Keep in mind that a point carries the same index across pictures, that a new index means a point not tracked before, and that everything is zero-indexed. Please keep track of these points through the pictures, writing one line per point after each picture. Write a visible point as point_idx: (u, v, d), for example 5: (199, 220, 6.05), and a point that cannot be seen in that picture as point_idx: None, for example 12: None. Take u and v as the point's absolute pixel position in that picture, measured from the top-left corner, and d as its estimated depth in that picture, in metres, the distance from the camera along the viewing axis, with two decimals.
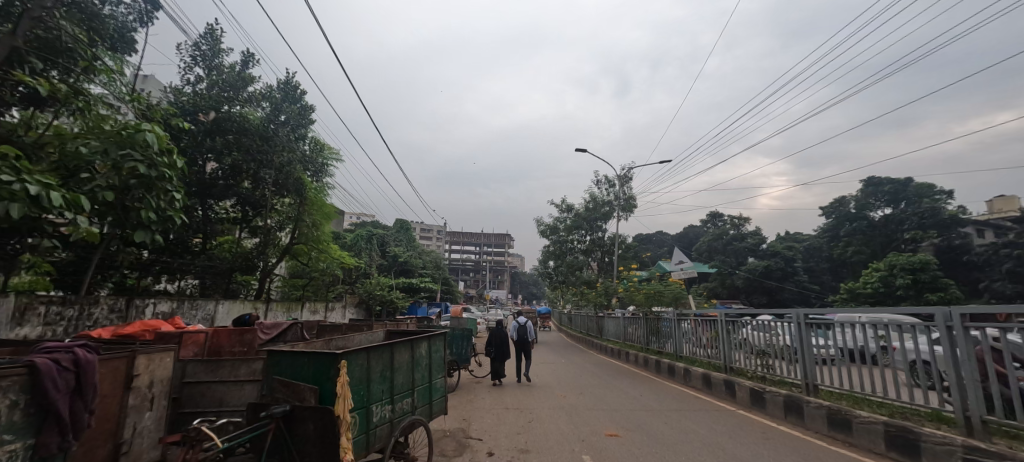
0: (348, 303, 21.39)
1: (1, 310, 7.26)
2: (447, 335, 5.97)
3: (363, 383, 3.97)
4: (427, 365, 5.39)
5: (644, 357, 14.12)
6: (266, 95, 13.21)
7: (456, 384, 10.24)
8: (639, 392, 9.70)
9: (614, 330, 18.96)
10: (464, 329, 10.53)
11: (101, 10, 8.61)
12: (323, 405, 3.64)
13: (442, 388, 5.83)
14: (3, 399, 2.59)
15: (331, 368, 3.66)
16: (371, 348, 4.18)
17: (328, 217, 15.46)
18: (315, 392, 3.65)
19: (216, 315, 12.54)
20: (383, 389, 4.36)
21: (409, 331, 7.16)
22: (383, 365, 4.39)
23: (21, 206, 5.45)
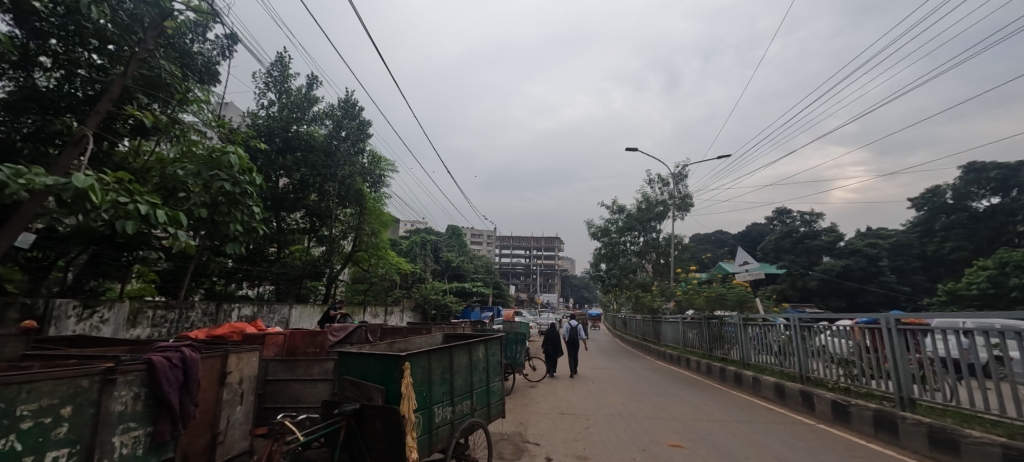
0: (406, 307, 22.29)
1: (119, 313, 8.39)
2: (503, 339, 6.07)
3: (425, 384, 4.17)
4: (484, 368, 5.52)
5: (707, 364, 13.49)
6: (328, 113, 14.25)
7: (512, 388, 10.35)
8: (703, 402, 9.24)
9: (673, 335, 18.28)
10: (520, 333, 10.64)
11: (191, 47, 9.71)
12: (388, 404, 3.85)
13: (499, 391, 5.94)
14: (127, 391, 3.03)
15: (395, 370, 3.87)
16: (432, 351, 4.36)
17: (386, 226, 16.25)
18: (382, 392, 3.85)
19: (290, 318, 13.61)
20: (444, 391, 4.53)
21: (465, 334, 7.34)
22: (443, 368, 4.56)
23: (134, 223, 6.30)
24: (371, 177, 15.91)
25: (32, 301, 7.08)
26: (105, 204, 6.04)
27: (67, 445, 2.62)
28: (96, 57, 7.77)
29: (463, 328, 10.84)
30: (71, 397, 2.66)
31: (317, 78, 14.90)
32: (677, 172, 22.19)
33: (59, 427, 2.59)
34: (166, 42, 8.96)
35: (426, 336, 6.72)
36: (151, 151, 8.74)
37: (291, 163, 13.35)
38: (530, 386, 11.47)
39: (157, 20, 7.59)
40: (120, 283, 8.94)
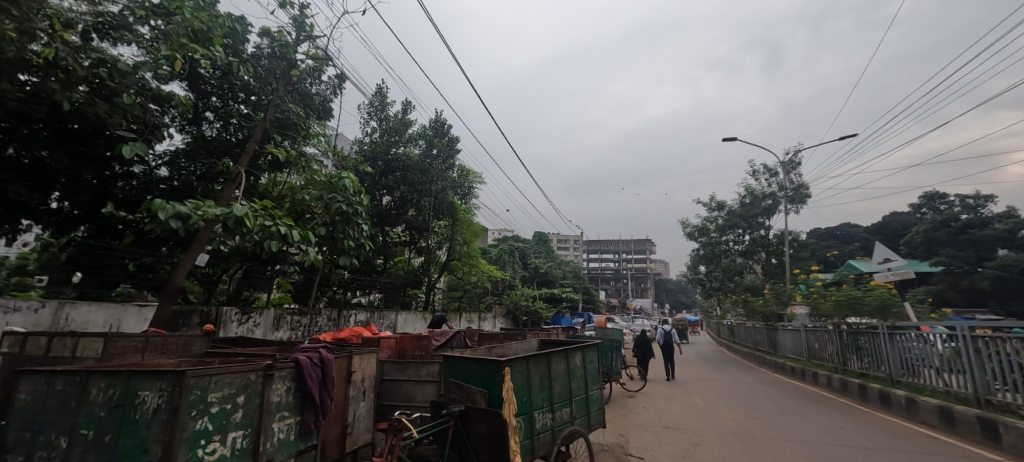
0: (498, 313, 22.94)
1: (267, 319, 9.98)
2: (599, 346, 6.02)
3: (525, 390, 4.31)
4: (582, 376, 5.53)
5: (841, 380, 11.85)
6: (421, 134, 15.46)
7: (611, 396, 10.10)
8: (840, 425, 8.09)
9: (794, 344, 16.44)
10: (616, 340, 10.38)
11: (310, 89, 11.30)
12: (491, 408, 4.06)
13: (598, 399, 5.89)
14: (281, 385, 3.63)
15: (496, 374, 4.08)
16: (530, 357, 4.50)
17: (476, 235, 17.01)
18: (485, 395, 4.09)
19: (397, 323, 14.89)
20: (543, 398, 4.64)
21: (560, 340, 7.39)
22: (541, 374, 4.67)
23: (276, 242, 7.47)
24: (461, 190, 16.82)
25: (208, 310, 8.71)
26: (256, 227, 7.26)
27: (240, 428, 3.24)
28: (244, 107, 9.43)
29: (556, 335, 10.93)
30: (243, 387, 3.28)
31: (411, 103, 16.25)
32: (786, 160, 19.97)
33: (236, 412, 3.21)
34: (292, 87, 10.53)
35: (522, 342, 6.90)
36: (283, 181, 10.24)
37: (392, 182, 14.68)
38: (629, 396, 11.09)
39: (285, 71, 8.89)
40: (266, 294, 10.59)
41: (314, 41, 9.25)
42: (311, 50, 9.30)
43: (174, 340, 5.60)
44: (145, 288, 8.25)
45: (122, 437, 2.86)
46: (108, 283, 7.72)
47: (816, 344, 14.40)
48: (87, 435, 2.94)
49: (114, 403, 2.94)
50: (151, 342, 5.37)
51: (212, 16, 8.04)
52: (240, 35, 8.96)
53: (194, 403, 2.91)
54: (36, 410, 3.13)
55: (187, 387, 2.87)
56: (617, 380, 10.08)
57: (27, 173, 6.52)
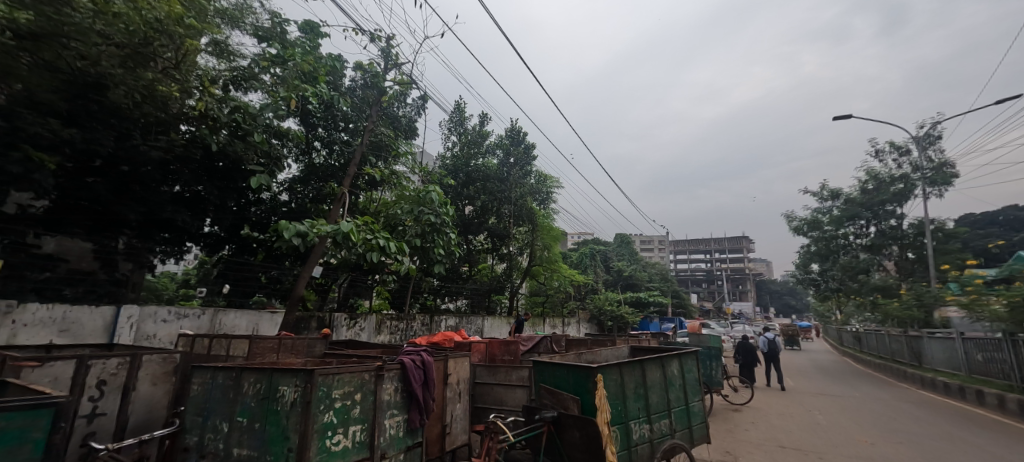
0: (582, 318, 22.56)
1: (369, 324, 11.02)
2: (698, 355, 5.71)
3: (619, 398, 4.26)
4: (681, 386, 5.29)
5: (1016, 401, 9.76)
6: (499, 143, 15.96)
7: (711, 408, 9.43)
8: (1014, 455, 6.70)
9: (946, 357, 14.10)
10: (716, 347, 9.68)
11: (398, 112, 12.29)
12: (584, 415, 4.07)
13: (700, 412, 5.57)
14: (390, 384, 4.01)
15: (588, 381, 4.09)
16: (623, 364, 4.43)
17: (557, 240, 17.03)
18: (577, 402, 4.10)
19: (483, 328, 15.41)
20: (639, 407, 4.53)
21: (654, 347, 7.11)
22: (636, 383, 4.57)
23: (376, 253, 8.20)
24: (540, 195, 17.01)
25: (322, 315, 9.84)
26: (360, 240, 8.05)
27: (359, 423, 3.65)
28: (345, 135, 10.58)
29: (647, 341, 10.53)
30: (360, 386, 3.69)
31: (488, 114, 16.86)
32: (919, 136, 17.15)
33: (355, 407, 3.62)
34: (383, 112, 11.55)
35: (611, 348, 6.78)
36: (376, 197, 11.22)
37: (474, 192, 15.32)
38: (732, 409, 10.25)
39: (377, 98, 9.74)
40: (368, 301, 11.64)
41: (400, 68, 10.07)
42: (397, 76, 10.13)
43: (300, 341, 6.42)
44: (273, 297, 9.51)
45: (268, 425, 3.38)
46: (248, 292, 8.98)
47: (980, 356, 12.14)
48: (242, 422, 3.52)
49: (260, 396, 3.49)
50: (283, 343, 6.22)
51: (316, 59, 9.19)
52: (339, 71, 10.08)
53: (322, 398, 3.36)
54: (204, 399, 3.83)
55: (316, 384, 3.32)
56: (718, 391, 9.39)
57: (189, 204, 8.07)
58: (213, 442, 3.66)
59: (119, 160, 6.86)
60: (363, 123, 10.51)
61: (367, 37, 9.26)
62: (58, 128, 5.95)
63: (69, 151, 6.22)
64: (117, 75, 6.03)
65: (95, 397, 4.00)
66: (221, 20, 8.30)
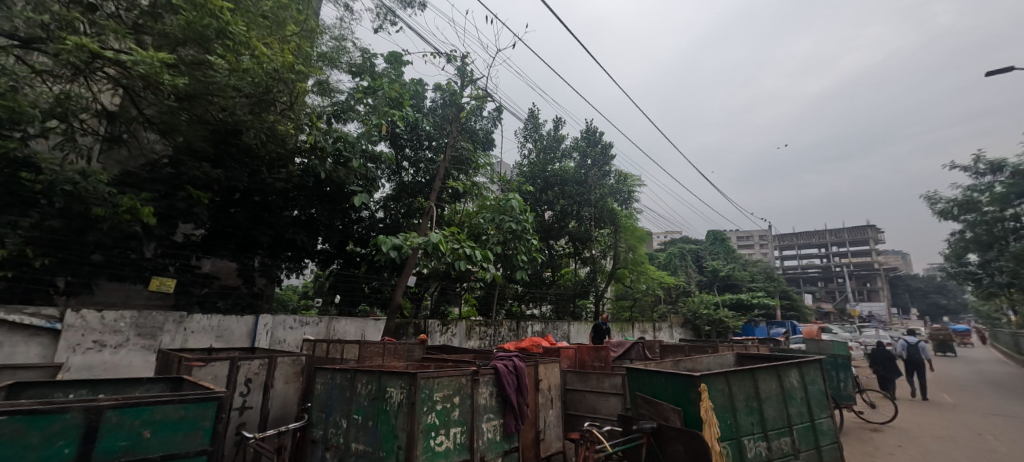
0: (674, 323, 21.18)
1: (460, 329, 11.58)
2: (821, 364, 5.13)
3: (728, 411, 4.01)
4: (803, 399, 4.79)
5: None
6: (575, 146, 15.94)
7: (842, 424, 8.31)
8: None
9: None
10: (842, 356, 8.34)
11: (475, 126, 12.84)
12: (688, 428, 3.88)
13: (829, 430, 4.98)
14: (485, 389, 4.21)
15: (692, 392, 3.90)
16: (730, 374, 4.15)
17: (642, 240, 16.35)
18: (679, 414, 3.93)
19: (570, 333, 15.27)
20: (753, 422, 4.21)
21: (764, 354, 6.51)
22: (747, 395, 4.25)
23: (463, 261, 8.59)
24: (620, 195, 16.57)
25: (418, 322, 10.56)
26: (448, 250, 8.50)
27: (458, 425, 3.89)
28: (429, 152, 11.30)
29: (753, 347, 9.61)
30: (458, 389, 3.93)
31: (562, 119, 16.89)
32: None
33: (454, 410, 3.87)
34: (462, 127, 12.17)
35: (714, 355, 6.34)
36: (459, 209, 11.85)
37: (552, 197, 15.39)
38: (869, 428, 8.89)
39: (456, 115, 10.27)
40: (457, 308, 12.22)
41: (475, 83, 10.53)
42: (473, 91, 10.61)
43: (401, 346, 6.94)
44: (375, 306, 10.15)
45: (379, 423, 3.73)
46: (355, 301, 9.65)
47: None
48: (357, 419, 3.94)
49: (372, 396, 3.87)
50: (387, 347, 6.77)
51: (401, 86, 9.94)
52: (421, 94, 10.88)
53: (425, 400, 3.65)
54: (326, 397, 4.35)
55: (419, 386, 3.61)
56: (850, 407, 8.10)
57: (305, 226, 9.28)
58: (335, 436, 4.13)
59: (251, 193, 8.29)
60: (445, 140, 11.18)
61: (444, 58, 9.87)
62: (209, 170, 7.59)
63: (217, 188, 7.76)
64: (248, 121, 7.42)
65: (244, 392, 4.78)
66: (322, 62, 9.44)
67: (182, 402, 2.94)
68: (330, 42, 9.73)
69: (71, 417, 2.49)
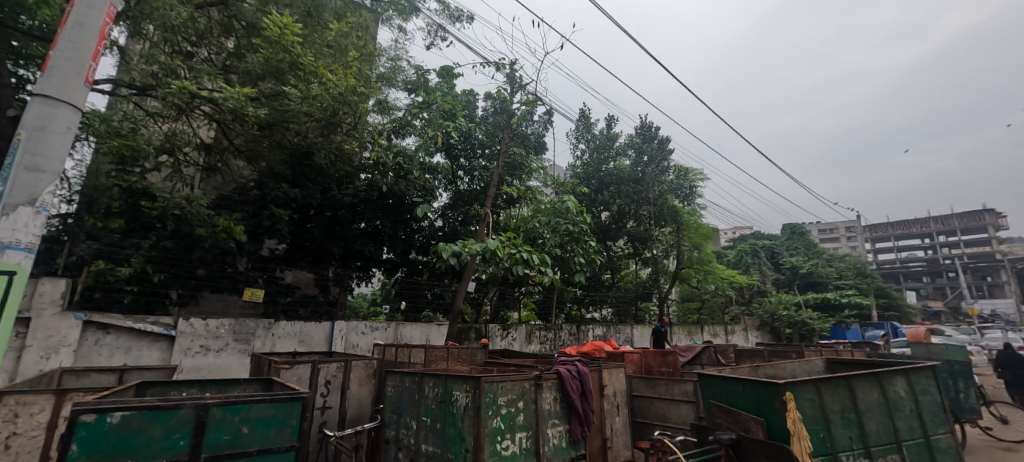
0: (749, 325, 19.76)
1: (521, 334, 11.64)
2: (932, 371, 4.55)
3: (820, 423, 3.67)
4: (912, 412, 4.27)
5: None
6: (629, 143, 15.54)
7: (964, 440, 7.26)
8: None
9: None
10: (961, 362, 7.28)
11: (526, 130, 12.90)
12: (773, 441, 3.60)
13: (949, 448, 4.39)
14: (549, 393, 4.19)
15: (775, 401, 3.61)
16: (820, 382, 3.80)
17: (707, 238, 15.46)
18: (762, 425, 3.66)
19: (633, 337, 14.77)
20: (851, 436, 3.82)
21: (858, 359, 5.88)
22: (843, 406, 3.87)
23: (521, 266, 8.62)
24: (681, 191, 15.83)
25: (479, 326, 10.77)
26: (506, 255, 8.57)
27: (524, 430, 3.90)
28: (483, 161, 11.52)
29: (844, 352, 8.71)
30: (521, 394, 3.94)
31: (615, 116, 16.50)
32: None
33: (519, 415, 3.89)
34: (513, 133, 12.29)
35: (800, 361, 5.83)
36: (514, 214, 11.95)
37: (608, 198, 15.04)
38: (999, 447, 7.65)
39: (507, 121, 10.33)
40: (517, 313, 12.28)
41: (525, 88, 10.58)
42: (523, 97, 10.65)
43: (464, 350, 7.10)
44: (438, 311, 10.44)
45: (447, 425, 3.84)
46: (419, 307, 10.01)
47: None
48: (426, 421, 4.08)
49: (439, 399, 4.01)
50: (451, 351, 6.95)
51: (454, 98, 10.14)
52: (473, 104, 11.15)
53: (490, 404, 3.70)
54: (397, 399, 4.55)
55: (484, 390, 3.68)
56: (975, 422, 7.04)
57: (372, 237, 9.83)
58: (407, 437, 4.30)
59: (324, 208, 8.92)
60: (498, 147, 11.35)
61: (494, 67, 10.02)
62: (288, 189, 8.32)
63: (295, 205, 8.45)
64: (319, 143, 8.18)
65: (324, 393, 5.12)
66: (380, 82, 9.97)
67: (273, 401, 3.19)
68: (386, 63, 10.30)
69: (184, 413, 2.85)
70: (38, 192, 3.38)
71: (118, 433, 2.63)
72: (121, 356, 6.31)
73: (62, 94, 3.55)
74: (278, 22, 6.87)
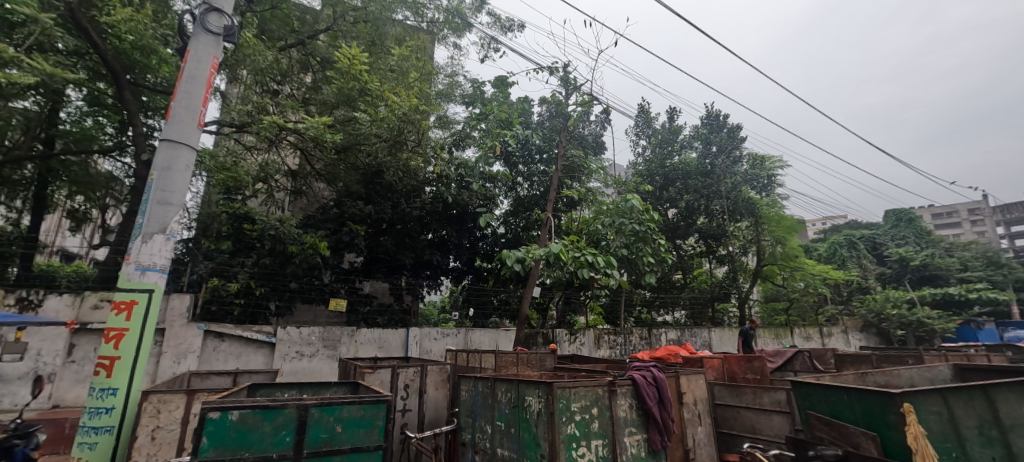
0: (848, 327, 17.70)
1: (590, 338, 11.45)
2: None
3: (948, 439, 3.23)
4: None
5: None
6: (695, 135, 14.91)
7: None
8: None
9: None
10: None
11: (584, 132, 12.78)
12: (890, 459, 3.21)
13: None
14: (624, 400, 4.09)
15: (890, 414, 3.23)
16: (946, 392, 3.34)
17: (793, 231, 14.04)
18: (875, 441, 3.28)
19: (712, 341, 13.84)
20: (991, 455, 3.31)
21: (994, 366, 5.04)
22: (977, 420, 3.37)
23: (586, 268, 8.48)
24: (758, 182, 14.70)
25: (546, 332, 10.75)
26: (570, 259, 8.46)
27: (600, 437, 3.84)
28: (541, 166, 11.56)
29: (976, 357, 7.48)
30: (595, 400, 3.89)
31: (676, 109, 15.78)
32: None
33: (594, 422, 3.84)
34: (570, 135, 12.22)
35: (919, 368, 5.13)
36: (576, 216, 11.83)
37: (675, 194, 14.38)
38: None
39: (564, 124, 10.21)
40: (583, 317, 12.10)
41: (580, 89, 10.48)
42: (579, 98, 10.54)
43: (534, 356, 7.11)
44: (505, 317, 10.55)
45: (522, 431, 3.89)
46: (486, 313, 10.17)
47: None
48: (500, 425, 4.16)
49: (512, 404, 4.07)
50: (520, 357, 6.99)
51: (510, 106, 10.30)
52: (528, 110, 11.30)
53: (563, 410, 3.69)
54: (471, 403, 4.69)
55: (556, 396, 3.68)
56: None
57: (439, 247, 10.22)
58: (482, 440, 4.41)
59: (395, 222, 9.44)
60: (556, 150, 11.32)
61: (547, 72, 10.04)
62: (363, 206, 8.94)
63: (370, 221, 9.04)
64: (388, 161, 8.74)
65: (404, 397, 5.41)
66: (440, 99, 10.40)
67: (362, 403, 3.41)
68: (444, 79, 10.75)
69: (288, 412, 3.16)
70: (167, 222, 3.94)
71: (238, 429, 2.99)
72: (233, 361, 7.12)
73: (181, 137, 4.10)
74: (348, 54, 7.54)
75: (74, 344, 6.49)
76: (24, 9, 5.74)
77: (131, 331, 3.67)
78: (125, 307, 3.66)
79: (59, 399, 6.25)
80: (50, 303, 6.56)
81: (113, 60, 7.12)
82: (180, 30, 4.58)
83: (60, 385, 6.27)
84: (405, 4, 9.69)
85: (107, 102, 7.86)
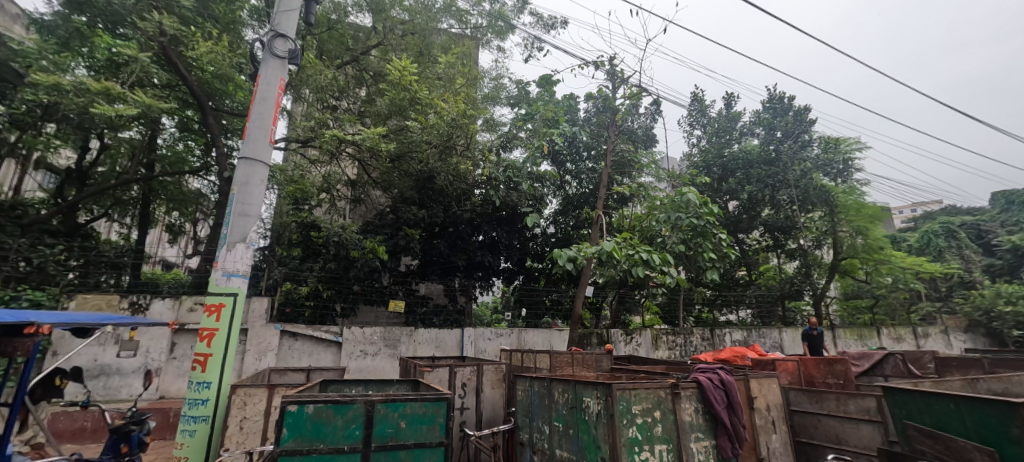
0: (947, 326, 15.79)
1: (647, 338, 11.09)
2: None
3: None
4: None
5: None
6: (757, 121, 14.01)
7: None
8: None
9: None
10: None
11: (633, 125, 12.41)
12: None
13: None
14: (689, 404, 3.89)
15: (1013, 427, 2.81)
16: None
17: (876, 221, 12.75)
18: (992, 456, 2.89)
19: (784, 342, 12.96)
20: None
21: None
22: None
23: (641, 267, 8.18)
24: (831, 168, 13.51)
25: (601, 332, 10.54)
26: (624, 257, 8.18)
27: (664, 442, 3.69)
28: (590, 163, 11.38)
29: None
30: (658, 403, 3.74)
31: (734, 94, 14.91)
32: None
33: (657, 425, 3.69)
34: (619, 130, 11.94)
35: None
36: (628, 213, 11.49)
37: (735, 185, 13.54)
38: None
39: (612, 118, 9.88)
40: (639, 317, 11.76)
41: (627, 82, 10.17)
42: (627, 91, 10.24)
43: (590, 356, 6.97)
44: (557, 317, 10.45)
45: (581, 432, 3.82)
46: (539, 313, 10.14)
47: None
48: (559, 426, 4.11)
49: (571, 405, 4.01)
50: (576, 357, 6.88)
51: (556, 104, 10.18)
52: (575, 107, 11.15)
53: (624, 413, 3.58)
54: (529, 403, 4.68)
55: (616, 398, 3.57)
56: None
57: (491, 248, 10.33)
58: (541, 441, 4.38)
59: (447, 224, 9.67)
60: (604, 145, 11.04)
61: (593, 67, 9.84)
62: (417, 211, 9.25)
63: (424, 225, 9.33)
64: (438, 167, 9.00)
65: (462, 395, 5.52)
66: (486, 102, 10.53)
67: (423, 400, 3.51)
68: (490, 83, 10.85)
69: (358, 407, 3.31)
70: (247, 232, 4.26)
71: (313, 422, 3.18)
72: (306, 358, 7.63)
73: (256, 155, 4.43)
74: (399, 66, 7.86)
75: (175, 342, 7.24)
76: (127, 51, 6.53)
77: (221, 330, 4.02)
78: (215, 309, 4.02)
79: (165, 391, 7.02)
80: (155, 306, 7.38)
81: (198, 88, 7.89)
82: (252, 58, 4.97)
83: (165, 379, 7.04)
84: (450, 12, 9.96)
85: (194, 127, 8.72)
